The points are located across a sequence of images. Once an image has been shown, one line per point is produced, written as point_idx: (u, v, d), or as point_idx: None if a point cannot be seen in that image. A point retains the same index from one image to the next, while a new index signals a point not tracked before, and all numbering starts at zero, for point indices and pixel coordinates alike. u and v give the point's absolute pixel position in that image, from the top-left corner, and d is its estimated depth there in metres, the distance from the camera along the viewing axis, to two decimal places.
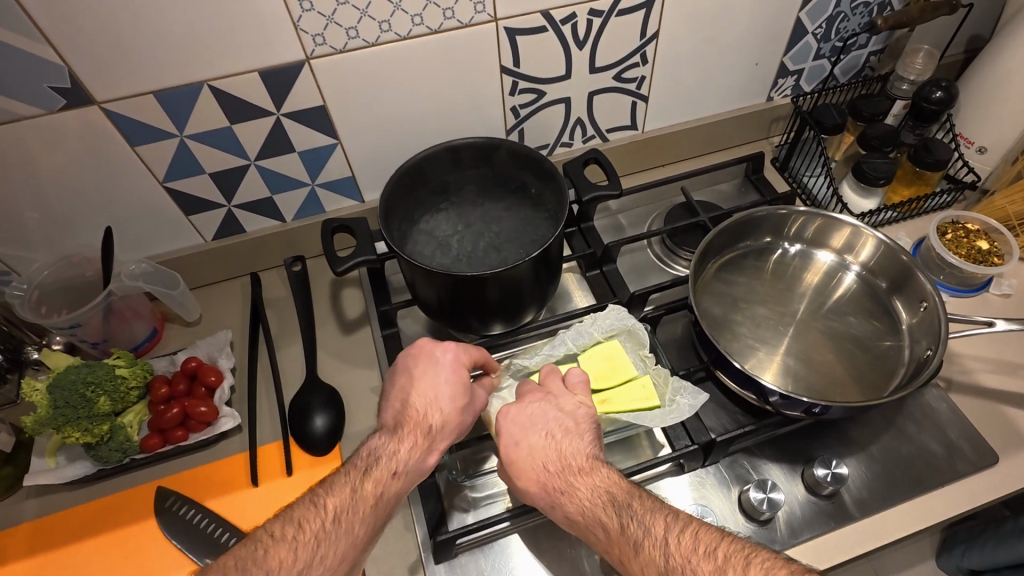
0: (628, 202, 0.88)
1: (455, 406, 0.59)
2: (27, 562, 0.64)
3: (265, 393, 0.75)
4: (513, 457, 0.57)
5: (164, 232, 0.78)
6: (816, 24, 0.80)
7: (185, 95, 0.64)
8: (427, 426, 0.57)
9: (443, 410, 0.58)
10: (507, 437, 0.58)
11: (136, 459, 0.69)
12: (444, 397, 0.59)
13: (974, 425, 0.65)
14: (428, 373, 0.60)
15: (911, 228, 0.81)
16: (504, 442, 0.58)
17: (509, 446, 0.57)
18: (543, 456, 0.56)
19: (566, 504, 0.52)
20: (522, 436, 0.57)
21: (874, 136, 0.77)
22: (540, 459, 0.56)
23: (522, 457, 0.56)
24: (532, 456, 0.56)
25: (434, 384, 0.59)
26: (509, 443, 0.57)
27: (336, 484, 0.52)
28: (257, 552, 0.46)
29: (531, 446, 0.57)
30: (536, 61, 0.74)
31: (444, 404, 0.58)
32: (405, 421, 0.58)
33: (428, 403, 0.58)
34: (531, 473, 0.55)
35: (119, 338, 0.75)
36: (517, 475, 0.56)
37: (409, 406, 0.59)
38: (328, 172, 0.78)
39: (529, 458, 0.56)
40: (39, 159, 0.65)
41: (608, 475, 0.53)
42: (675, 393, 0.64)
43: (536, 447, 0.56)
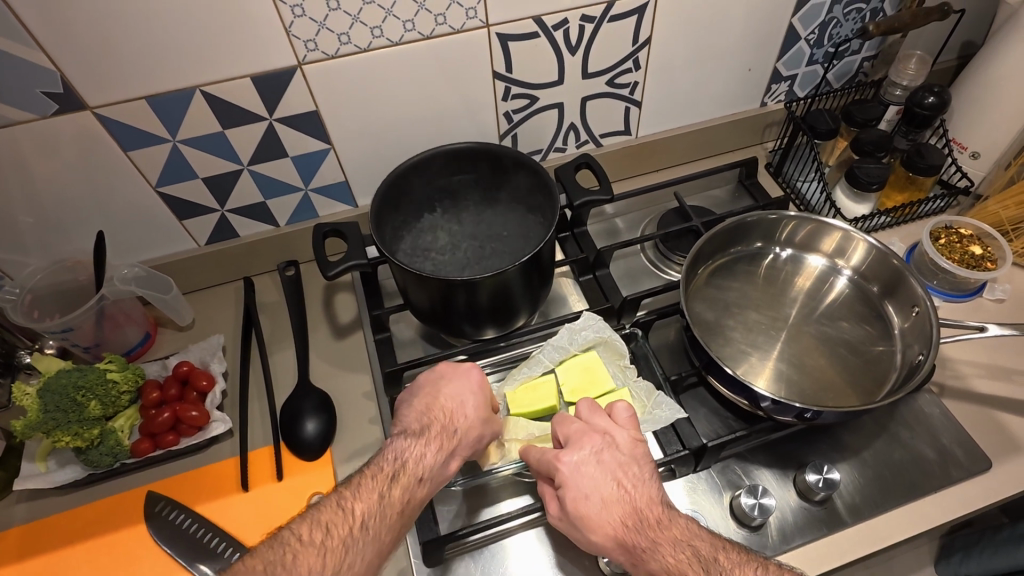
0: (624, 206, 0.88)
1: (482, 418, 0.59)
2: (15, 567, 0.64)
3: (257, 399, 0.75)
4: (584, 512, 0.52)
5: (157, 237, 0.78)
6: (808, 30, 0.80)
7: (178, 100, 0.64)
8: (451, 430, 0.57)
9: (470, 419, 0.59)
10: (573, 489, 0.53)
11: (126, 464, 0.69)
12: (474, 407, 0.60)
13: (967, 430, 0.65)
14: (458, 383, 0.61)
15: (905, 233, 0.81)
16: (571, 495, 0.53)
17: (578, 499, 0.52)
18: (615, 512, 0.51)
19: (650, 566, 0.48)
20: (591, 487, 0.53)
21: (868, 142, 0.77)
22: (613, 513, 0.51)
23: (593, 510, 0.52)
24: (607, 511, 0.51)
25: (460, 395, 0.60)
26: (577, 496, 0.52)
27: (364, 488, 0.51)
28: (284, 556, 0.45)
29: (603, 499, 0.52)
30: (530, 67, 0.74)
31: (473, 413, 0.59)
32: (429, 424, 0.57)
33: (457, 408, 0.59)
34: (606, 528, 0.51)
35: (111, 343, 0.75)
36: (590, 531, 0.51)
37: (432, 409, 0.59)
38: (322, 177, 0.78)
39: (602, 514, 0.51)
40: (33, 163, 0.65)
41: (686, 526, 0.50)
42: (655, 406, 0.63)
43: (607, 498, 0.52)
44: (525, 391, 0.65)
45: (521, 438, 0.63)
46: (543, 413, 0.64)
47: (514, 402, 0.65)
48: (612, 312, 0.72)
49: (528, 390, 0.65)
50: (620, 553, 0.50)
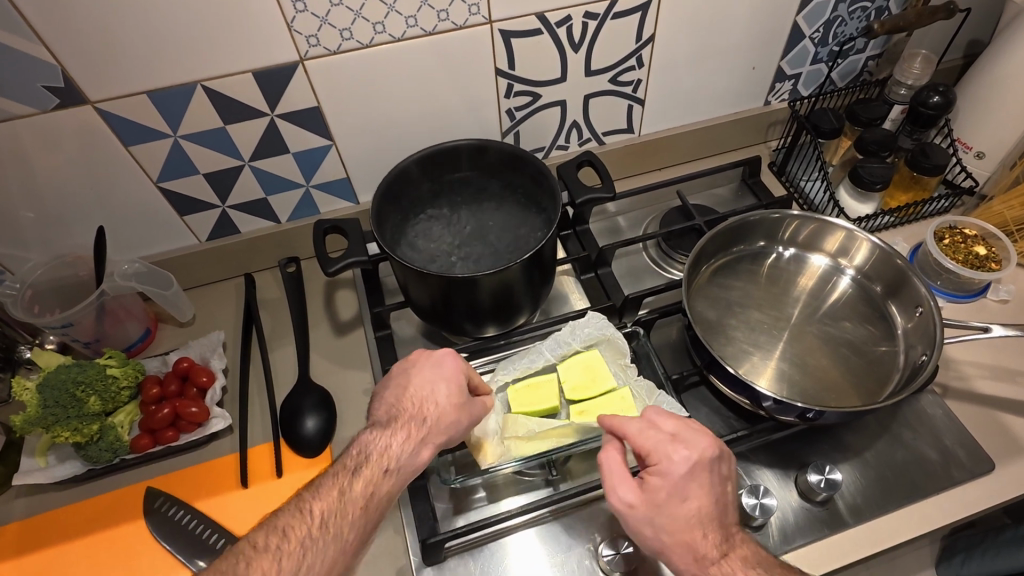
0: (627, 204, 0.87)
1: (454, 403, 0.58)
2: (14, 562, 0.64)
3: (257, 395, 0.75)
4: (675, 514, 0.51)
5: (158, 233, 0.78)
6: (813, 28, 0.80)
7: (179, 95, 0.64)
8: (421, 420, 0.56)
9: (442, 405, 0.57)
10: (675, 490, 0.51)
11: (126, 459, 0.69)
12: (446, 392, 0.58)
13: (970, 432, 0.64)
14: (428, 367, 0.59)
15: (909, 233, 0.80)
16: (667, 495, 0.51)
17: (676, 501, 0.51)
18: (707, 521, 0.51)
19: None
20: (693, 493, 0.51)
21: (873, 141, 0.77)
22: (700, 519, 0.51)
23: (684, 517, 0.51)
24: (698, 520, 0.51)
25: (433, 382, 0.58)
26: (679, 497, 0.51)
27: (324, 488, 0.50)
28: (238, 565, 0.44)
29: (698, 507, 0.51)
30: (532, 64, 0.74)
31: (444, 399, 0.57)
32: (398, 416, 0.56)
33: (426, 396, 0.58)
34: (688, 536, 0.50)
35: (112, 339, 0.75)
36: (668, 530, 0.51)
37: (402, 401, 0.58)
38: (323, 174, 0.78)
39: (690, 520, 0.51)
40: (34, 158, 0.65)
41: (752, 547, 0.52)
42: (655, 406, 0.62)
43: (704, 509, 0.51)
44: (526, 390, 0.64)
45: (520, 436, 0.62)
46: (543, 411, 0.63)
47: (515, 399, 0.64)
48: (613, 310, 0.72)
49: (529, 388, 0.65)
50: (685, 559, 0.51)
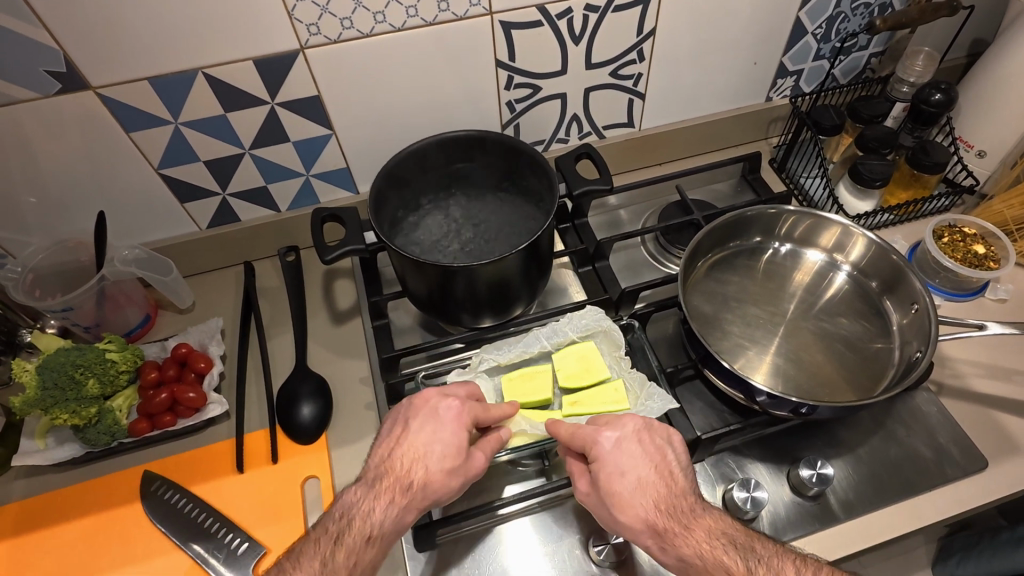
0: (629, 197, 0.88)
1: (444, 467, 0.55)
2: (13, 542, 0.65)
3: (255, 381, 0.75)
4: (616, 489, 0.53)
5: (159, 220, 0.78)
6: (816, 24, 0.80)
7: (180, 82, 0.65)
8: (408, 483, 0.54)
9: (431, 469, 0.55)
10: (609, 465, 0.54)
11: (124, 443, 0.70)
12: (439, 454, 0.55)
13: (964, 430, 0.64)
14: (425, 423, 0.57)
15: (908, 231, 0.80)
16: (605, 472, 0.53)
17: (613, 476, 0.53)
18: (654, 492, 0.52)
19: (679, 552, 0.49)
20: (628, 466, 0.54)
21: (873, 138, 0.76)
22: (644, 493, 0.52)
23: (627, 490, 0.52)
24: (642, 492, 0.52)
25: (427, 441, 0.56)
26: (615, 475, 0.53)
27: (306, 556, 0.50)
28: None
29: (639, 480, 0.53)
30: (533, 56, 0.74)
31: (436, 461, 0.55)
32: (385, 476, 0.55)
33: (419, 455, 0.55)
34: (637, 509, 0.51)
35: (112, 324, 0.76)
36: (620, 509, 0.52)
37: (393, 459, 0.56)
38: (323, 163, 0.78)
39: (634, 495, 0.52)
40: (37, 142, 0.66)
41: (718, 517, 0.52)
42: (647, 397, 0.62)
43: (645, 480, 0.53)
44: (521, 380, 0.65)
45: (512, 429, 0.62)
46: (535, 404, 0.63)
47: (510, 390, 0.64)
48: (610, 303, 0.72)
49: (523, 378, 0.65)
50: (646, 538, 0.51)
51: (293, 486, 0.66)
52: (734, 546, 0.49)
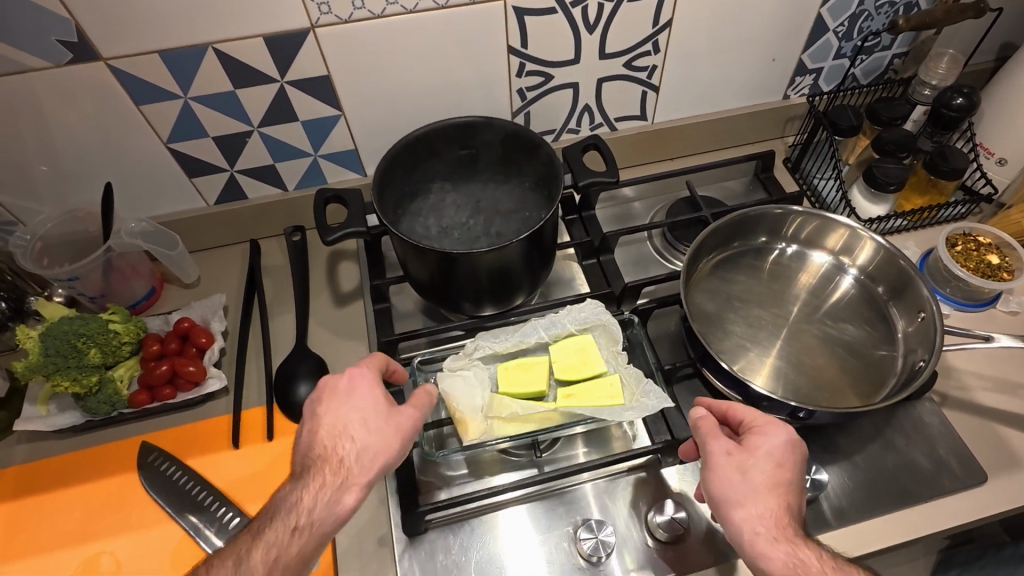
0: (644, 189, 0.87)
1: (365, 445, 0.53)
2: (13, 504, 0.66)
3: (255, 358, 0.76)
4: (773, 469, 0.49)
5: (167, 193, 0.79)
6: (837, 22, 0.78)
7: (190, 56, 0.65)
8: (333, 471, 0.51)
9: (350, 450, 0.52)
10: (772, 448, 0.50)
11: (124, 413, 0.70)
12: (363, 426, 0.53)
13: (965, 442, 0.63)
14: (339, 400, 0.55)
15: (921, 237, 0.79)
16: (765, 450, 0.50)
17: (774, 457, 0.50)
18: (791, 500, 0.48)
19: (786, 554, 0.45)
20: (790, 461, 0.50)
21: (891, 141, 0.75)
22: (784, 494, 0.48)
23: (780, 475, 0.49)
24: (788, 484, 0.49)
25: (342, 425, 0.53)
26: (771, 460, 0.50)
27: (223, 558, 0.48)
28: None
29: (790, 475, 0.49)
30: (545, 44, 0.73)
31: (360, 434, 0.53)
32: (309, 465, 0.52)
33: (339, 432, 0.53)
34: (780, 494, 0.48)
35: (118, 295, 0.77)
36: (761, 484, 0.48)
37: (317, 445, 0.53)
38: (332, 144, 0.78)
39: (775, 487, 0.48)
40: (47, 111, 0.66)
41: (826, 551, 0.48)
42: (642, 393, 0.62)
43: (795, 481, 0.49)
44: (516, 370, 0.64)
45: (504, 416, 0.61)
46: (529, 394, 0.63)
47: (505, 378, 0.64)
48: (612, 297, 0.71)
49: (519, 368, 0.65)
50: (756, 523, 0.47)
51: (287, 465, 0.67)
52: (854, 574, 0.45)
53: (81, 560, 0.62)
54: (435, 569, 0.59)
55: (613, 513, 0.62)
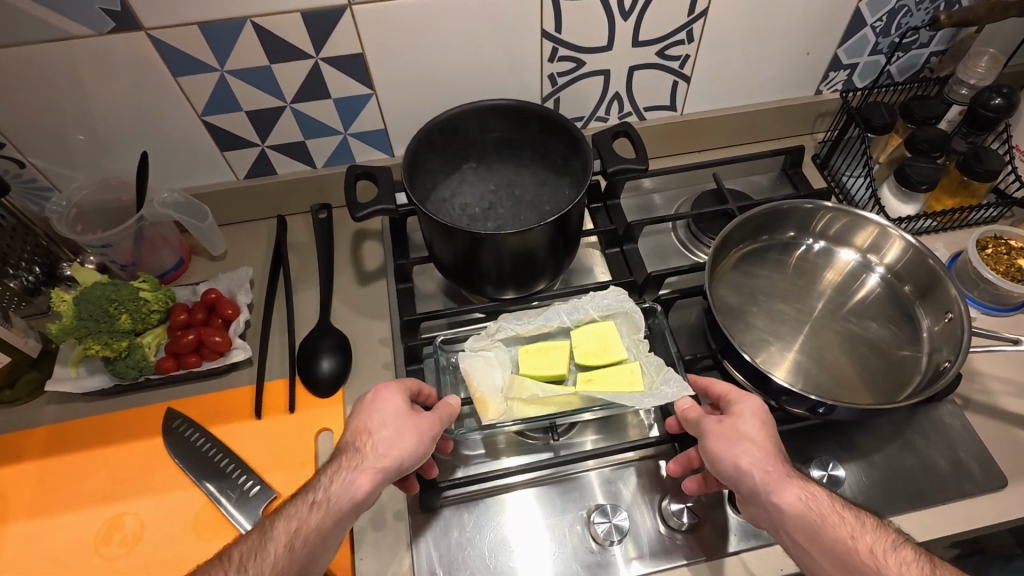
0: (663, 181, 0.87)
1: (386, 433, 0.54)
2: (42, 462, 0.68)
3: (278, 332, 0.77)
4: (758, 423, 0.52)
5: (199, 166, 0.80)
6: (875, 17, 0.77)
7: (228, 29, 0.65)
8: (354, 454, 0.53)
9: (373, 438, 0.54)
10: (750, 409, 0.53)
11: (151, 379, 0.72)
12: (380, 420, 0.55)
13: (986, 446, 0.63)
14: (363, 404, 0.57)
15: (950, 239, 0.78)
16: (749, 411, 0.53)
17: (757, 415, 0.52)
18: (780, 451, 0.51)
19: (797, 495, 0.47)
20: (768, 417, 0.53)
21: (924, 140, 0.74)
22: (777, 448, 0.51)
23: (765, 429, 0.51)
24: (774, 439, 0.51)
25: (366, 419, 0.55)
26: (757, 419, 0.52)
27: (250, 532, 0.49)
28: None
29: (772, 430, 0.52)
30: (579, 29, 0.73)
31: (379, 428, 0.54)
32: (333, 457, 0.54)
33: (359, 428, 0.55)
34: (771, 446, 0.50)
35: (147, 264, 0.78)
36: (753, 438, 0.50)
37: (342, 440, 0.55)
38: (362, 122, 0.79)
39: (767, 440, 0.51)
40: (87, 79, 0.67)
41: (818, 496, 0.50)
42: (663, 381, 0.62)
43: (777, 436, 0.52)
44: (538, 353, 0.65)
45: (524, 398, 0.61)
46: (549, 377, 0.63)
47: (527, 361, 0.64)
48: (634, 286, 0.72)
49: (540, 352, 0.65)
50: (766, 470, 0.48)
51: (306, 436, 0.68)
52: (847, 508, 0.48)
53: (105, 520, 0.64)
54: (448, 545, 0.60)
55: (626, 499, 0.62)
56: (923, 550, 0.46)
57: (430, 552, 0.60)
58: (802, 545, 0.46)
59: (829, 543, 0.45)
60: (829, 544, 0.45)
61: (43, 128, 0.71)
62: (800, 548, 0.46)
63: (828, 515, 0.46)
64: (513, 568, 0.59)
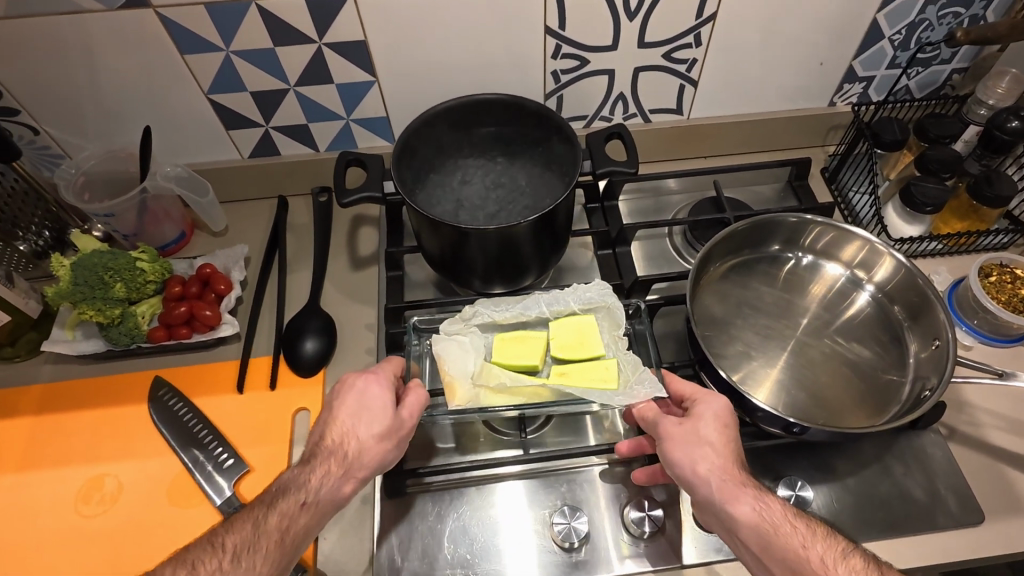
0: (689, 183, 0.85)
1: (375, 435, 0.54)
2: (33, 418, 0.71)
3: (268, 310, 0.78)
4: (720, 426, 0.52)
5: (206, 143, 0.82)
6: (894, 30, 0.74)
7: (234, 11, 0.66)
8: (342, 455, 0.52)
9: (363, 439, 0.53)
10: (713, 409, 0.53)
11: (142, 347, 0.74)
12: (368, 423, 0.54)
13: (967, 480, 0.61)
14: (352, 400, 0.56)
15: (955, 263, 0.75)
16: (710, 412, 0.53)
17: (719, 416, 0.53)
18: (739, 454, 0.52)
19: (751, 506, 0.48)
20: (730, 418, 0.53)
21: (935, 160, 0.71)
22: (735, 450, 0.52)
23: (724, 432, 0.52)
24: (733, 443, 0.52)
25: (354, 415, 0.55)
26: (719, 422, 0.53)
27: (238, 521, 0.48)
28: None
29: (731, 433, 0.53)
30: (583, 28, 0.72)
31: (366, 431, 0.54)
32: (317, 453, 0.52)
33: (346, 431, 0.54)
34: (729, 450, 0.51)
35: (150, 236, 0.80)
36: (712, 443, 0.51)
37: (325, 434, 0.54)
38: (364, 109, 0.79)
39: (727, 444, 0.52)
40: (98, 53, 0.69)
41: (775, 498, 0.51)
42: (637, 380, 0.60)
43: (736, 438, 0.53)
44: (514, 341, 0.65)
45: (492, 386, 0.62)
46: (522, 366, 0.63)
47: (501, 350, 0.64)
48: (621, 289, 0.72)
49: (516, 340, 0.65)
50: (724, 478, 0.49)
51: (285, 414, 0.69)
52: (798, 514, 0.49)
53: (86, 479, 0.66)
54: (408, 532, 0.60)
55: (591, 502, 0.62)
56: (873, 555, 0.47)
57: (389, 538, 0.60)
58: (756, 554, 0.47)
59: (781, 552, 0.46)
60: (780, 554, 0.46)
61: (55, 96, 0.73)
62: (752, 555, 0.47)
63: (781, 525, 0.47)
64: (471, 561, 0.59)
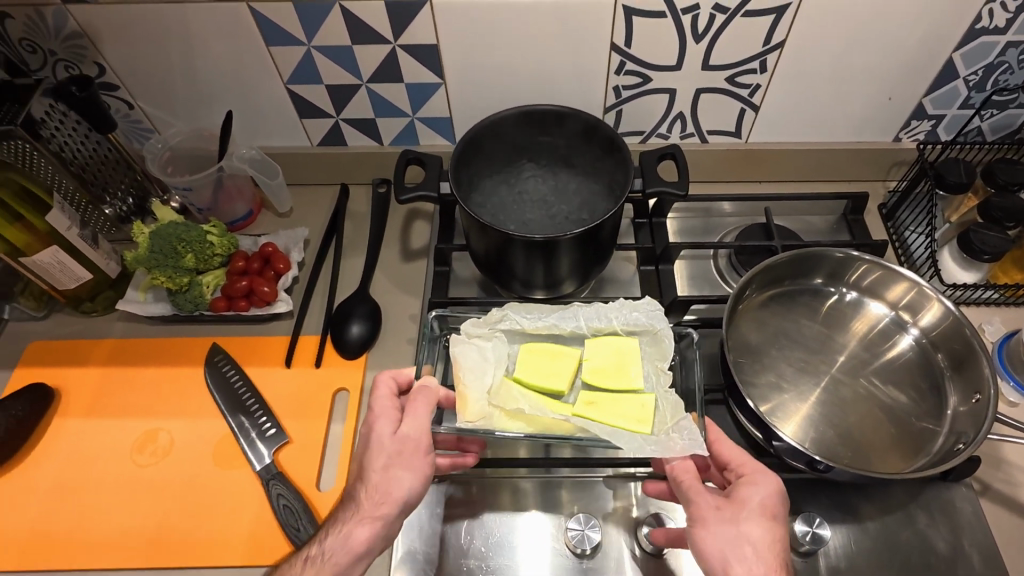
0: (745, 208, 0.85)
1: (379, 468, 0.56)
2: (103, 369, 0.77)
3: (322, 291, 0.83)
4: (761, 523, 0.53)
5: (280, 129, 0.87)
6: (970, 70, 0.73)
7: (318, 10, 0.70)
8: (359, 498, 0.56)
9: (372, 478, 0.56)
10: (754, 501, 0.54)
11: (204, 314, 0.79)
12: (373, 458, 0.57)
13: (995, 540, 0.59)
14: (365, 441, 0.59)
15: (1009, 315, 0.73)
16: (754, 505, 0.53)
17: (764, 510, 0.53)
18: (783, 554, 0.52)
19: None
20: (773, 513, 0.53)
21: (999, 207, 0.69)
22: (781, 547, 0.52)
23: (767, 530, 0.52)
24: (774, 542, 0.52)
25: (365, 456, 0.58)
26: (764, 513, 0.53)
27: None
28: None
29: (773, 529, 0.53)
30: (650, 46, 0.73)
31: (370, 469, 0.57)
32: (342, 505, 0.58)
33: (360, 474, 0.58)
34: (770, 553, 0.51)
35: (221, 212, 0.86)
36: (752, 541, 0.52)
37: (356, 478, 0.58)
38: (430, 109, 0.83)
39: (772, 544, 0.52)
40: (194, 40, 0.75)
41: None
42: (674, 429, 0.58)
43: (777, 535, 0.53)
44: (539, 359, 0.64)
45: (507, 409, 0.60)
46: (548, 388, 0.63)
47: (524, 366, 0.64)
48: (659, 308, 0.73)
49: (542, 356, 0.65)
50: None
51: (326, 392, 0.73)
52: None
53: (142, 431, 0.72)
54: (429, 518, 0.63)
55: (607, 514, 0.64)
56: None
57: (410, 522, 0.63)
58: None
59: None
60: None
61: (150, 76, 0.79)
62: None
63: None
64: (486, 554, 0.62)
